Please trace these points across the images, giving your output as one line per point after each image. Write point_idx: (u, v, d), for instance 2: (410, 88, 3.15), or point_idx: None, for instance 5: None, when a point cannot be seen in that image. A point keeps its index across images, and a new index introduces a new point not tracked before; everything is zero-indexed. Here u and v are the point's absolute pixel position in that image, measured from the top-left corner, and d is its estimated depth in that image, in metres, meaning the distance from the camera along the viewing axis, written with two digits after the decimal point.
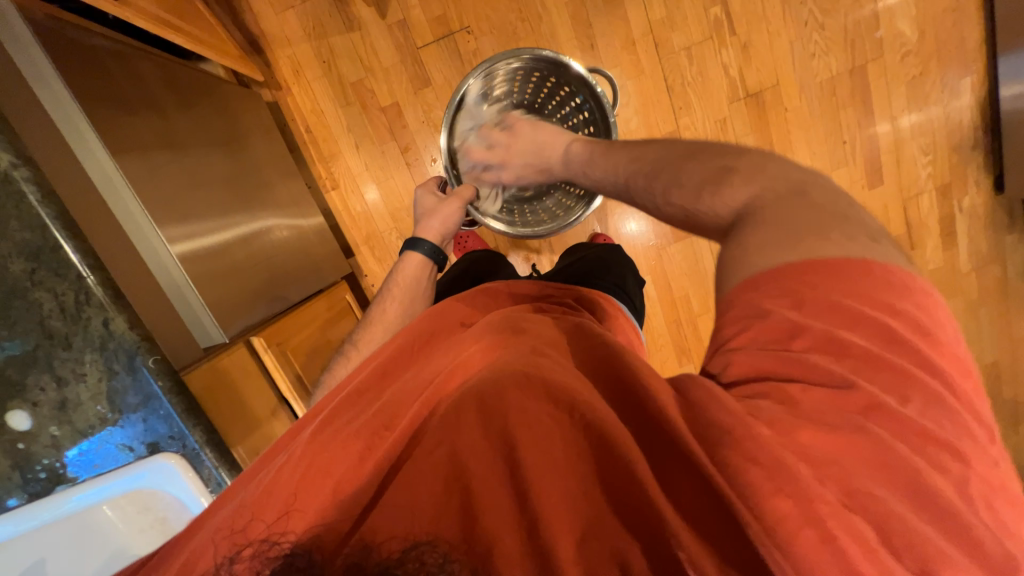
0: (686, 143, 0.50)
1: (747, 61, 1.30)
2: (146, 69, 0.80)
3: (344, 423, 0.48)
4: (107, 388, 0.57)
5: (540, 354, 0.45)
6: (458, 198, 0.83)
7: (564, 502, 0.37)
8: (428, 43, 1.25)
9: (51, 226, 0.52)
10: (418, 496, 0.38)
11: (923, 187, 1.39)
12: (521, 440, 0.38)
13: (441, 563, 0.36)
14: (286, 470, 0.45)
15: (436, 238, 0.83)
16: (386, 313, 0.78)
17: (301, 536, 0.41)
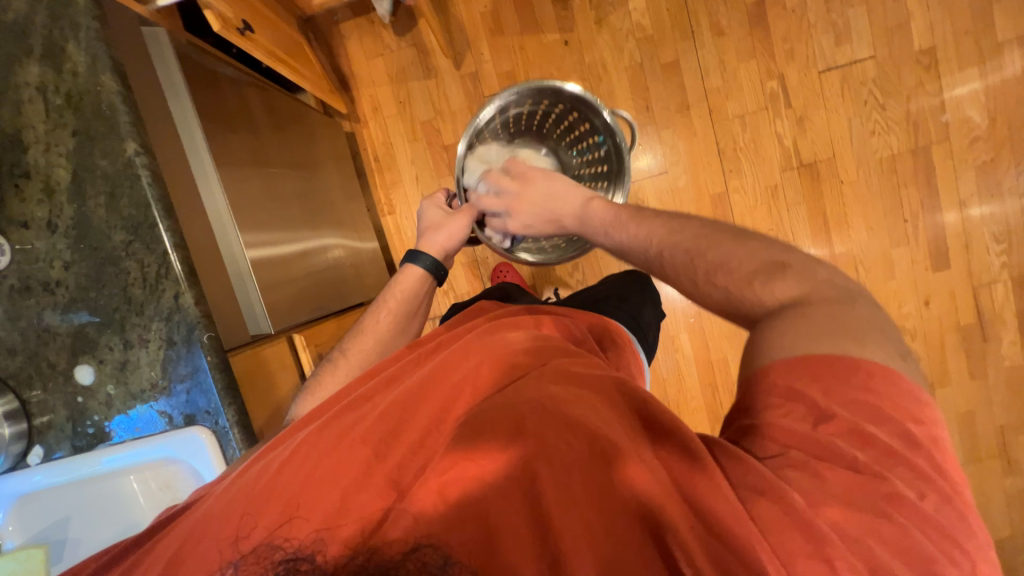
0: (758, 237, 0.54)
1: (802, 133, 1.32)
2: (253, 95, 0.93)
3: (355, 421, 0.48)
4: (163, 356, 0.62)
5: (551, 380, 0.47)
6: (465, 213, 0.82)
7: (584, 537, 0.37)
8: (494, 93, 1.37)
9: (153, 206, 0.59)
10: (433, 513, 0.38)
11: (997, 276, 1.30)
12: (541, 468, 0.39)
13: (444, 567, 0.35)
14: (289, 472, 0.43)
15: (438, 253, 0.82)
16: (379, 324, 0.79)
17: (304, 541, 0.38)
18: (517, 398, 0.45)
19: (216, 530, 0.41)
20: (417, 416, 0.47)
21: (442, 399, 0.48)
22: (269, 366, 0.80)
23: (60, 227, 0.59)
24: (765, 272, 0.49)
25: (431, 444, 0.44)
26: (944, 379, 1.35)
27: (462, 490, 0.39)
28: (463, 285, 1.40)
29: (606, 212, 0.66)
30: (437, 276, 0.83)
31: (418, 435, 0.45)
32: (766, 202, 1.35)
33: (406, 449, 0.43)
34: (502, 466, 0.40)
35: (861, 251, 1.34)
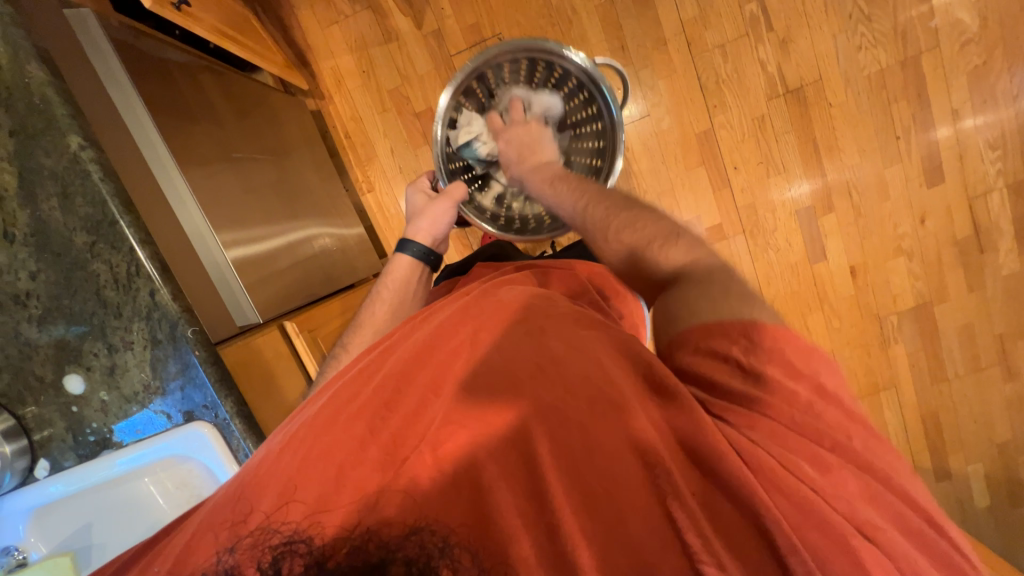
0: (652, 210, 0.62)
1: (786, 56, 1.26)
2: (206, 80, 0.87)
3: (350, 398, 0.46)
4: (151, 356, 0.60)
5: (549, 339, 0.46)
6: (447, 198, 0.82)
7: (581, 492, 0.38)
8: (461, 50, 1.30)
9: (109, 202, 0.56)
10: (434, 487, 0.38)
11: (992, 184, 1.28)
12: (538, 437, 0.40)
13: (441, 548, 0.36)
14: (287, 453, 0.42)
15: (427, 239, 0.82)
16: (374, 316, 0.77)
17: (300, 524, 0.38)
18: (512, 366, 0.44)
19: (215, 519, 0.40)
20: (415, 391, 0.45)
21: (438, 367, 0.47)
22: (264, 355, 0.78)
23: (17, 235, 0.56)
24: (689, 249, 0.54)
25: (430, 415, 0.42)
26: (942, 296, 1.36)
27: (461, 462, 0.39)
28: (453, 257, 1.37)
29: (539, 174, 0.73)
30: (430, 262, 0.83)
31: (413, 409, 0.43)
32: (754, 135, 1.31)
33: (401, 419, 0.42)
34: (503, 432, 0.40)
35: (854, 175, 1.31)
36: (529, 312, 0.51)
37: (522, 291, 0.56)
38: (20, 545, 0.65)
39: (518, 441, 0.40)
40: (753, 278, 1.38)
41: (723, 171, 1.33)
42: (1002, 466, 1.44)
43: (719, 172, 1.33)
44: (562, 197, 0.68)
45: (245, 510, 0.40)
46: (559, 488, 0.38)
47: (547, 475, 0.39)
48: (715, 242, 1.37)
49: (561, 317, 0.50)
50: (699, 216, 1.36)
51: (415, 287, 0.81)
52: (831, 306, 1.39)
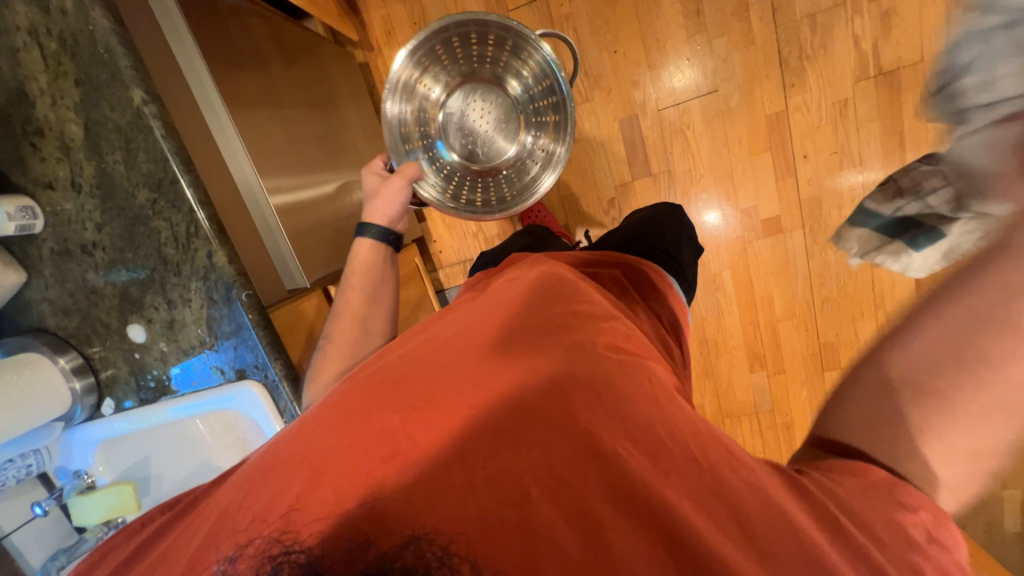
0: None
1: (886, 32, 1.11)
2: (258, 28, 0.84)
3: (391, 389, 0.44)
4: (207, 314, 0.62)
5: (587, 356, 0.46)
6: (402, 176, 0.78)
7: (608, 517, 0.37)
8: (520, 6, 1.22)
9: (170, 160, 0.56)
10: (459, 500, 0.36)
11: None
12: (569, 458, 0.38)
13: (439, 559, 0.34)
14: (317, 438, 0.41)
15: (383, 221, 0.78)
16: (349, 302, 0.74)
17: (310, 523, 0.36)
18: (550, 379, 0.43)
19: (243, 496, 0.39)
20: (456, 391, 0.43)
21: (476, 365, 0.45)
22: (308, 319, 0.80)
23: (84, 186, 0.57)
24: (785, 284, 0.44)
25: (466, 420, 0.41)
26: None
27: (492, 473, 0.38)
28: (492, 227, 1.34)
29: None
30: (392, 243, 0.80)
31: (451, 409, 0.41)
32: (832, 121, 1.19)
33: (435, 416, 0.41)
34: (534, 447, 0.39)
35: None
36: (568, 322, 0.50)
37: (562, 292, 0.55)
38: (88, 470, 0.71)
39: (547, 456, 0.39)
40: (805, 276, 1.30)
41: (792, 158, 1.22)
42: None
43: (786, 158, 1.23)
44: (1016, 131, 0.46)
45: (262, 507, 0.38)
46: (588, 513, 0.37)
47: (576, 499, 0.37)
48: (770, 234, 1.29)
49: (606, 333, 0.50)
50: (757, 205, 1.27)
51: (387, 267, 0.79)
52: (887, 313, 1.30)
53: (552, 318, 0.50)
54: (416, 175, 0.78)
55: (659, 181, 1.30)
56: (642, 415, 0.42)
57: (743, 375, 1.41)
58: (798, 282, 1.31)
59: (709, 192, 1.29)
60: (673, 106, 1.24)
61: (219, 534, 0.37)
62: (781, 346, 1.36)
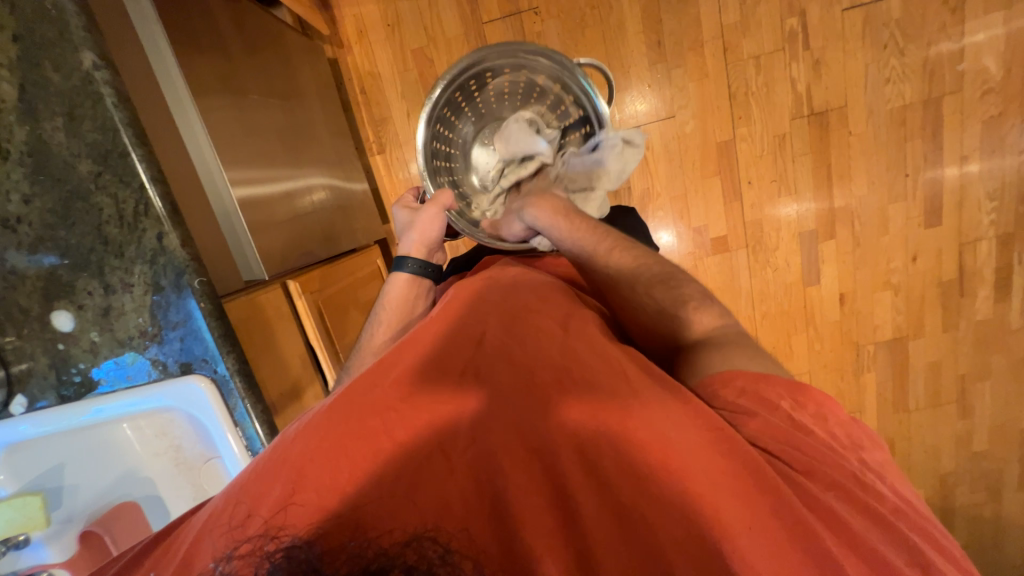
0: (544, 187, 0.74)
1: (817, 77, 1.26)
2: (220, 9, 0.81)
3: (367, 392, 0.44)
4: (151, 302, 0.57)
5: (570, 348, 0.47)
6: (436, 204, 0.74)
7: (595, 498, 0.38)
8: (494, 19, 1.25)
9: (122, 131, 0.52)
10: (449, 491, 0.38)
11: (984, 233, 1.32)
12: (562, 446, 0.39)
13: (441, 555, 0.35)
14: (294, 444, 0.41)
15: (421, 252, 0.75)
16: (374, 339, 0.71)
17: (305, 525, 0.37)
18: (525, 370, 0.44)
19: (229, 503, 0.39)
20: (435, 390, 0.44)
21: (456, 366, 0.46)
22: (265, 313, 0.75)
23: (11, 153, 0.51)
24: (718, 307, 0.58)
25: (449, 416, 0.42)
26: (918, 332, 1.42)
27: (479, 466, 0.39)
28: (458, 232, 1.34)
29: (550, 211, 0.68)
30: (431, 275, 0.77)
31: (431, 407, 0.42)
32: (772, 153, 1.31)
33: (414, 413, 0.42)
34: (517, 434, 0.40)
35: (859, 205, 1.33)
36: (539, 317, 0.52)
37: (534, 294, 0.57)
38: None
39: (530, 441, 0.40)
40: (747, 292, 1.41)
41: (737, 183, 1.34)
42: (940, 494, 1.55)
43: (733, 183, 1.34)
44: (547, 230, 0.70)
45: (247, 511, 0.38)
46: (576, 497, 0.38)
47: (564, 481, 0.38)
48: (718, 253, 1.39)
49: (578, 321, 0.51)
50: (707, 224, 1.37)
51: (418, 304, 0.75)
52: (816, 328, 1.44)
53: (522, 311, 0.53)
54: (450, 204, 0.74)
55: (619, 196, 1.37)
56: (626, 397, 0.41)
57: None
58: (741, 297, 1.42)
59: (665, 210, 1.37)
60: (633, 128, 1.32)
61: (210, 540, 0.38)
62: None
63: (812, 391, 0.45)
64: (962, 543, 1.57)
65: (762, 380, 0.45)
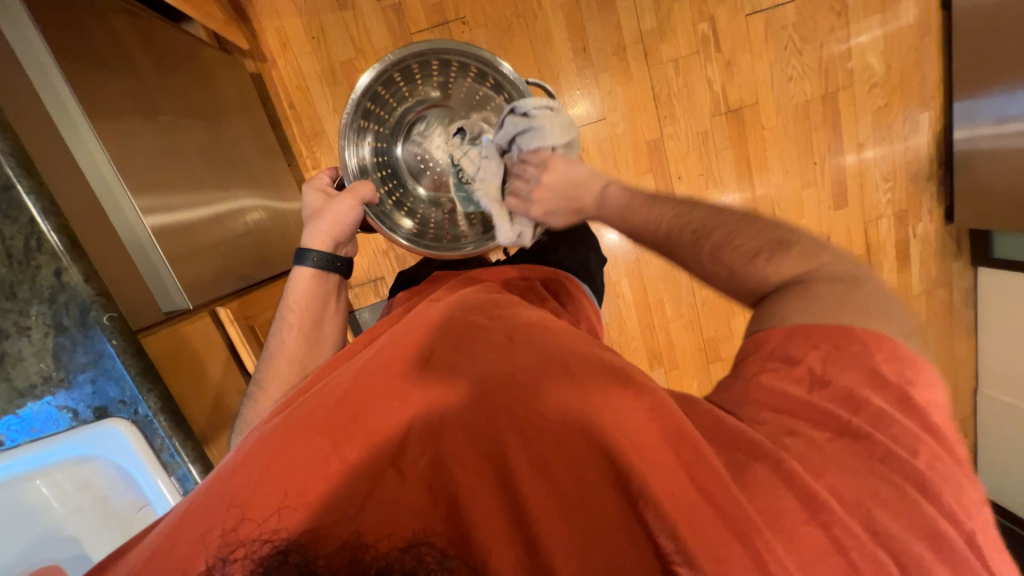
0: (574, 184, 0.64)
1: (730, 77, 1.36)
2: (125, 26, 0.76)
3: (311, 417, 0.43)
4: (53, 344, 0.53)
5: (518, 345, 0.48)
6: (351, 195, 0.71)
7: (544, 492, 0.39)
8: (422, 30, 1.26)
9: (2, 161, 0.47)
10: (407, 500, 0.38)
11: (882, 211, 1.48)
12: (512, 448, 0.40)
13: (439, 560, 0.36)
14: (237, 469, 0.40)
15: (326, 244, 0.72)
16: (286, 343, 0.69)
17: (266, 545, 0.37)
18: (473, 373, 0.45)
19: (171, 537, 0.38)
20: (384, 401, 0.44)
21: (408, 374, 0.46)
22: (191, 346, 0.71)
23: None
24: (768, 251, 0.53)
25: (394, 430, 0.42)
26: None
27: (433, 472, 0.39)
28: (403, 244, 1.32)
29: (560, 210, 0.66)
30: (340, 270, 0.75)
31: (383, 420, 0.42)
32: (697, 148, 1.40)
33: (364, 426, 0.42)
34: (468, 440, 0.41)
35: (778, 192, 1.45)
36: (484, 319, 0.53)
37: (482, 300, 0.58)
38: None
39: (483, 446, 0.40)
40: (687, 280, 1.49)
41: (668, 178, 1.41)
42: None
43: (665, 179, 1.41)
44: (564, 216, 0.66)
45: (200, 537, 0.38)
46: (524, 492, 0.38)
47: (515, 477, 0.39)
48: None
49: (525, 322, 0.52)
50: None
51: (330, 302, 0.74)
52: None
53: (471, 317, 0.53)
54: (368, 198, 0.71)
55: None
56: (569, 390, 0.43)
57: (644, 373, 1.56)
58: (682, 285, 1.49)
59: None
60: None
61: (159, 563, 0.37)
62: (673, 344, 1.53)
63: (854, 330, 0.45)
64: None
65: (801, 336, 0.46)
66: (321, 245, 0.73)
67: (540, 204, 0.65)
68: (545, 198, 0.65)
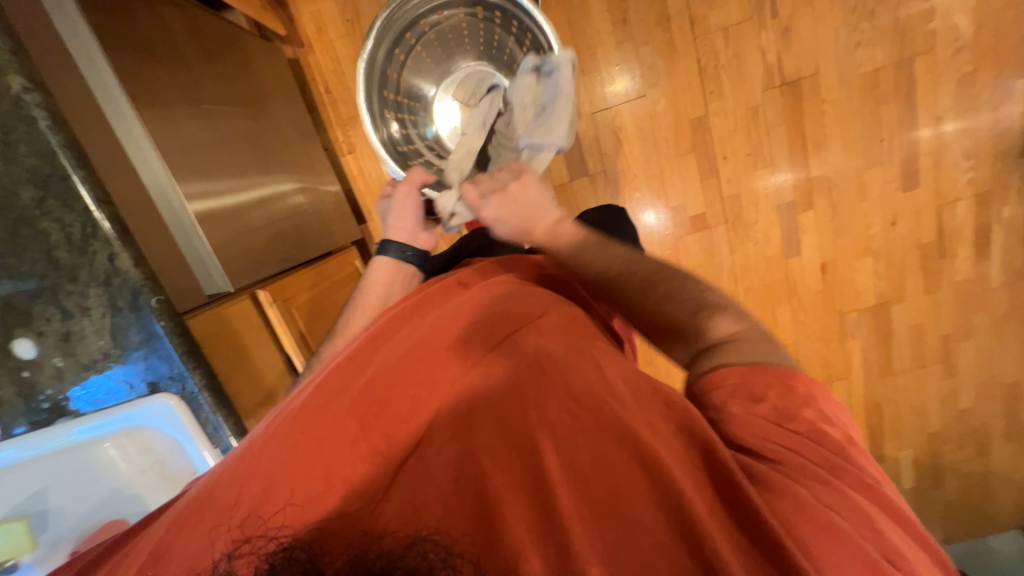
0: (532, 201, 0.61)
1: (787, 46, 1.24)
2: (173, 16, 0.78)
3: (337, 401, 0.44)
4: (110, 324, 0.58)
5: (544, 337, 0.46)
6: (411, 184, 0.75)
7: (571, 491, 0.38)
8: None
9: (61, 155, 0.52)
10: (437, 492, 0.38)
11: (960, 193, 1.32)
12: (543, 447, 0.39)
13: (443, 558, 0.36)
14: (268, 448, 0.42)
15: (401, 235, 0.75)
16: (352, 326, 0.71)
17: (302, 528, 0.38)
18: (500, 366, 0.44)
19: (206, 508, 0.40)
20: (411, 390, 0.44)
21: (437, 362, 0.45)
22: (234, 327, 0.76)
23: None
24: (708, 307, 0.50)
25: (421, 424, 0.42)
26: (900, 296, 1.43)
27: (460, 464, 0.39)
28: None
29: (508, 217, 0.60)
30: (412, 260, 0.76)
31: (411, 412, 0.43)
32: (746, 126, 1.30)
33: (390, 415, 0.42)
34: (495, 433, 0.40)
35: (836, 173, 1.33)
36: (516, 304, 0.51)
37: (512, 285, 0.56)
38: None
39: (510, 441, 0.39)
40: (730, 267, 1.41)
41: (712, 159, 1.33)
42: (928, 452, 1.58)
43: (708, 159, 1.33)
44: (512, 233, 0.61)
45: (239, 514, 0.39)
46: (555, 492, 0.38)
47: (543, 477, 0.38)
48: (698, 230, 1.39)
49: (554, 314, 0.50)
50: (685, 203, 1.37)
51: (398, 290, 0.74)
52: (799, 299, 1.44)
53: (501, 303, 0.51)
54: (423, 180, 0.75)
55: (596, 180, 1.36)
56: (598, 387, 0.42)
57: None
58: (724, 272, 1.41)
59: (642, 191, 1.37)
60: (605, 109, 1.30)
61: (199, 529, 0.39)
62: None
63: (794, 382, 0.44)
64: (952, 498, 1.60)
65: (761, 374, 0.44)
66: (397, 238, 0.76)
67: (491, 205, 0.60)
68: (502, 205, 0.60)
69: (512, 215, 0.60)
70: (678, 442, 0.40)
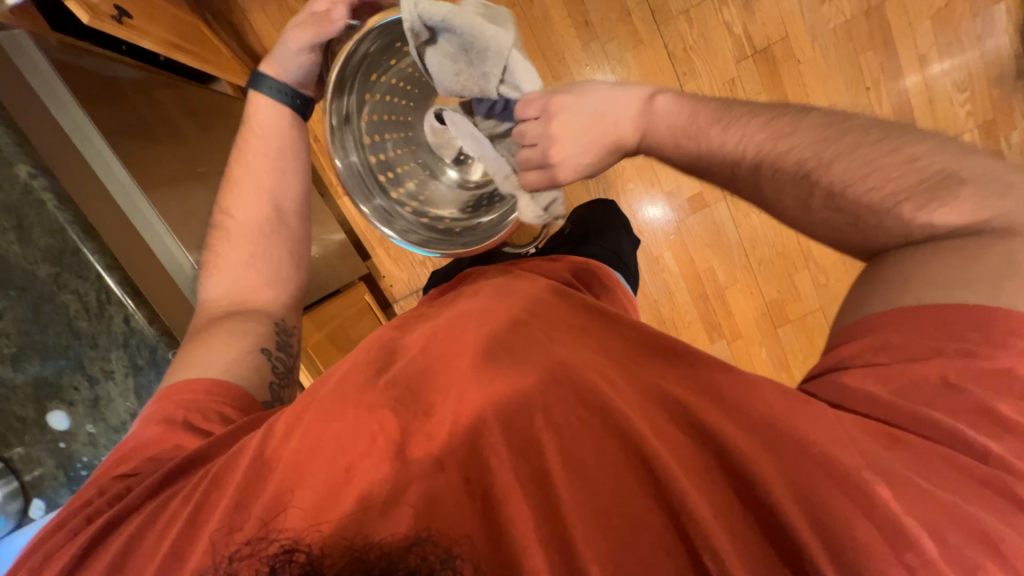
0: (597, 117, 0.50)
1: (751, 16, 1.25)
2: (164, 97, 0.85)
3: (347, 405, 0.43)
4: (134, 384, 0.63)
5: (552, 338, 0.47)
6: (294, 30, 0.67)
7: (576, 489, 0.38)
8: None
9: (70, 229, 0.59)
10: (447, 497, 0.37)
11: (963, 126, 1.28)
12: (548, 447, 0.39)
13: (443, 560, 0.34)
14: (278, 451, 0.42)
15: (285, 76, 0.69)
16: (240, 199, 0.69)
17: (298, 531, 0.37)
18: (511, 365, 0.43)
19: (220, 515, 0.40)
20: (420, 398, 0.43)
21: (447, 366, 0.45)
22: None
23: None
24: (924, 193, 0.42)
25: (434, 425, 0.41)
26: None
27: (469, 466, 0.39)
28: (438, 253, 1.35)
29: (592, 151, 0.51)
30: (300, 109, 0.71)
31: (425, 418, 0.42)
32: None
33: (400, 419, 0.41)
34: (506, 433, 0.39)
35: None
36: (522, 308, 0.51)
37: (517, 289, 0.56)
38: None
39: (519, 440, 0.39)
40: (738, 241, 1.37)
41: None
42: None
43: None
44: (602, 161, 0.51)
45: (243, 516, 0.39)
46: (557, 491, 0.38)
47: (548, 475, 0.38)
48: (698, 210, 1.37)
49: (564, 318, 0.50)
50: (679, 186, 1.35)
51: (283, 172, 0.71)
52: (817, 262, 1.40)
53: (511, 308, 0.51)
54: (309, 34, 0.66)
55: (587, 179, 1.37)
56: (603, 385, 0.42)
57: (705, 346, 1.47)
58: (733, 248, 1.38)
59: (634, 181, 1.37)
60: None
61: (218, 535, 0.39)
62: (732, 313, 1.42)
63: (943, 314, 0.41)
64: None
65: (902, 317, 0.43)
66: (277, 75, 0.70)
67: (564, 144, 0.50)
68: (567, 135, 0.49)
69: (591, 146, 0.50)
70: (673, 428, 0.41)
